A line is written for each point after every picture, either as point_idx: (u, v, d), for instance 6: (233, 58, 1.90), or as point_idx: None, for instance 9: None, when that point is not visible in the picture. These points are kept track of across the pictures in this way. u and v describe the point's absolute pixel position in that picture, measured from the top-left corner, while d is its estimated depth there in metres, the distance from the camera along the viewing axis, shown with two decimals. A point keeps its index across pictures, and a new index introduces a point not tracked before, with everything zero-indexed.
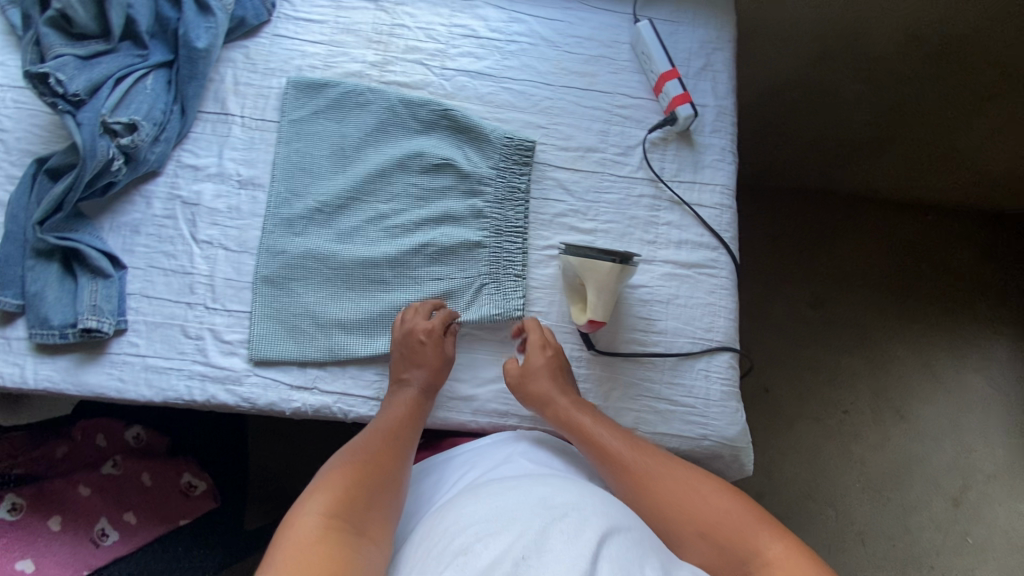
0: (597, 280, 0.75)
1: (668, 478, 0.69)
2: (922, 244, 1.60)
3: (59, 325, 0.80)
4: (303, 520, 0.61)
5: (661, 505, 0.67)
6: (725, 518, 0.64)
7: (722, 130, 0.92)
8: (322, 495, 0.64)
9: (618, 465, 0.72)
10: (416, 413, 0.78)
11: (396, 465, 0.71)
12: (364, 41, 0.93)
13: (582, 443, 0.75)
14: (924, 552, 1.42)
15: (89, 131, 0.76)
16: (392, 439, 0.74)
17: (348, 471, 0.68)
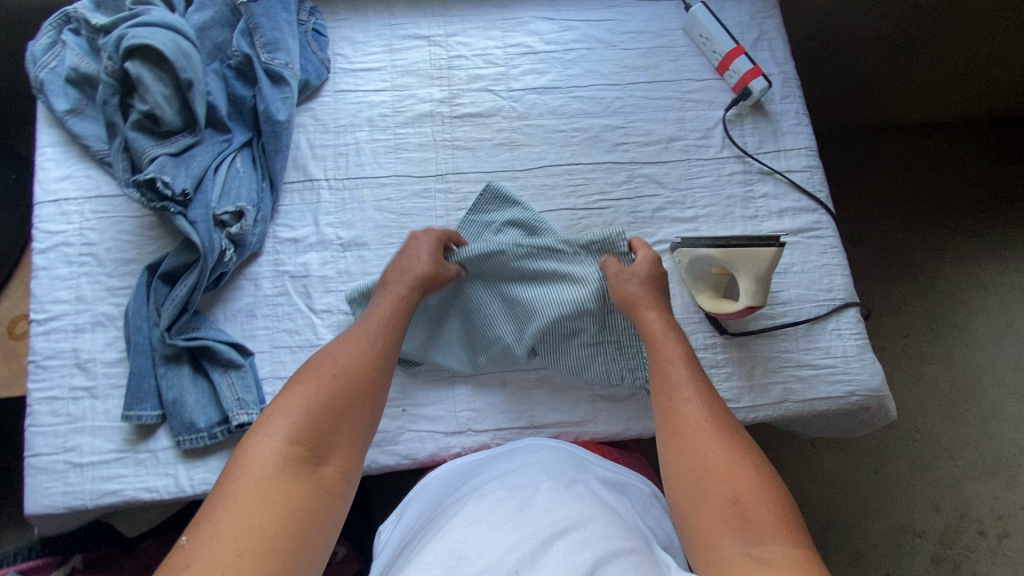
0: (753, 268, 0.76)
1: (719, 438, 0.65)
2: (942, 162, 1.67)
3: (206, 426, 0.79)
4: (269, 442, 0.60)
5: (698, 456, 0.64)
6: (757, 500, 0.59)
7: (791, 95, 0.94)
8: (286, 413, 0.63)
9: (675, 401, 0.69)
10: (400, 323, 0.75)
11: (370, 384, 0.68)
12: (427, 80, 0.93)
13: (656, 372, 0.73)
14: (1010, 452, 1.48)
15: (204, 228, 0.75)
16: (369, 356, 0.70)
17: (317, 386, 0.65)
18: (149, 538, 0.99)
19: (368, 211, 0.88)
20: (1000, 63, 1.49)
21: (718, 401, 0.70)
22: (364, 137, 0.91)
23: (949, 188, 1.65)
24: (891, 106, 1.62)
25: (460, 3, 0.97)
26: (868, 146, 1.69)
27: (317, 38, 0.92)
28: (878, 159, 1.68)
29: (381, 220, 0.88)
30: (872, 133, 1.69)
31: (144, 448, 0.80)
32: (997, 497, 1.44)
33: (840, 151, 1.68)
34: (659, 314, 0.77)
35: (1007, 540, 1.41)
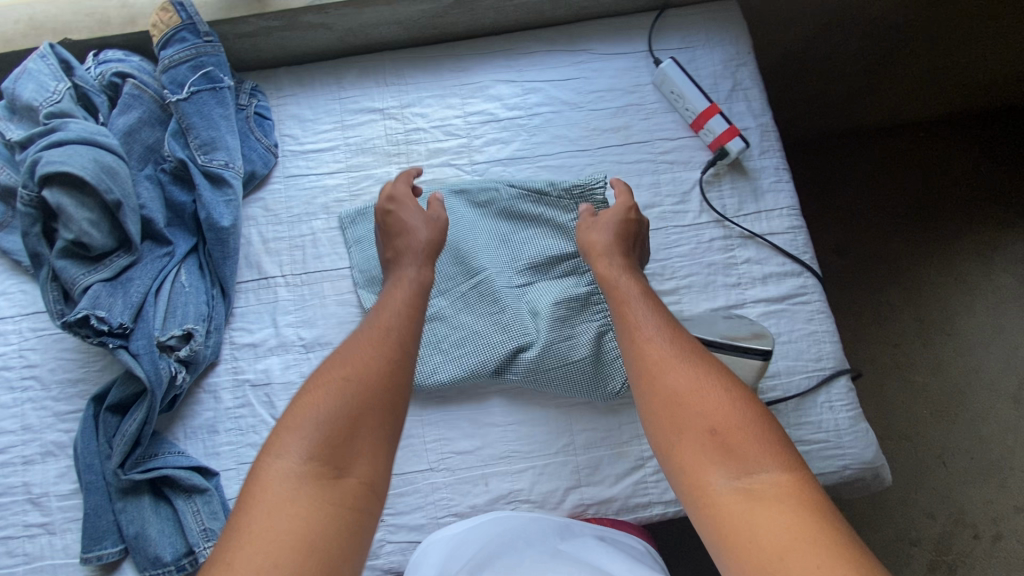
0: (739, 374, 0.73)
1: (686, 368, 0.60)
2: (923, 164, 1.63)
3: (173, 559, 0.74)
4: (279, 460, 0.53)
5: (668, 390, 0.59)
6: (737, 429, 0.55)
7: (770, 150, 0.89)
8: (300, 429, 0.55)
9: (640, 341, 0.64)
10: (414, 298, 0.69)
11: (387, 372, 0.60)
12: (383, 157, 0.87)
13: (618, 315, 0.69)
14: (1002, 458, 1.47)
15: (149, 358, 0.69)
16: (386, 348, 0.62)
17: (334, 395, 0.57)
18: None
19: (329, 307, 0.83)
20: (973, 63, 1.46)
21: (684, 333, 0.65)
22: (321, 226, 0.85)
23: (931, 190, 1.62)
24: (870, 109, 1.59)
25: (415, 68, 0.90)
26: (846, 151, 1.65)
27: (260, 122, 0.85)
28: (859, 163, 1.64)
29: (344, 316, 0.83)
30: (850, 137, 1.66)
31: None
32: (989, 500, 1.45)
33: (819, 159, 1.65)
34: (620, 258, 0.74)
35: (1000, 541, 1.42)
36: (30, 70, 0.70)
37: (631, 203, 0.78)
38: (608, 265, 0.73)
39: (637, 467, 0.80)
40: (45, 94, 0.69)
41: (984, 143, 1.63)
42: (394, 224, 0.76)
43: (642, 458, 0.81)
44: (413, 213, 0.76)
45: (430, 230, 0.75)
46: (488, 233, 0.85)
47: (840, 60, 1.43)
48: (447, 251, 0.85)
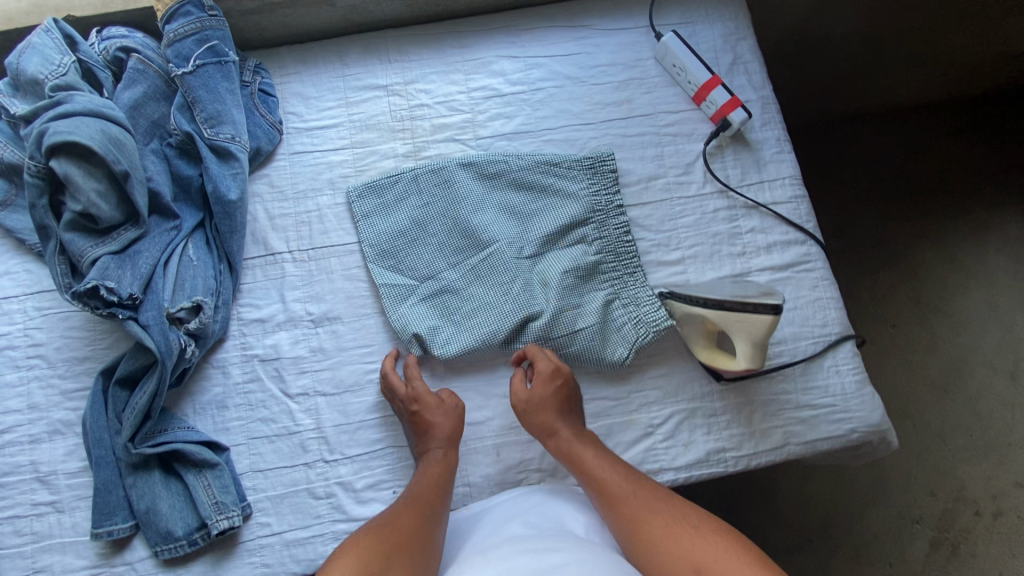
0: (750, 332, 0.71)
1: (666, 515, 0.66)
2: (915, 146, 1.65)
3: (185, 534, 0.74)
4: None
5: (654, 538, 0.65)
6: (722, 565, 0.60)
7: (771, 121, 0.90)
8: (350, 565, 0.59)
9: (620, 504, 0.68)
10: (445, 479, 0.73)
11: (423, 546, 0.65)
12: (388, 133, 0.87)
13: (586, 477, 0.72)
14: (1001, 434, 1.49)
15: (159, 329, 0.69)
16: (421, 512, 0.68)
17: (371, 552, 0.61)
18: None
19: (337, 282, 0.83)
20: (967, 43, 1.47)
21: (643, 477, 0.73)
22: (327, 202, 0.85)
23: (926, 172, 1.64)
24: (865, 93, 1.60)
25: (417, 45, 0.90)
26: (841, 135, 1.67)
27: (264, 99, 0.85)
28: (855, 147, 1.66)
29: (352, 291, 0.83)
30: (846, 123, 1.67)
31: (120, 561, 0.75)
32: (990, 477, 1.46)
33: (815, 143, 1.67)
34: (561, 415, 0.75)
35: (1001, 517, 1.44)
36: (35, 45, 0.70)
37: (554, 367, 0.77)
38: (546, 414, 0.75)
39: (646, 434, 0.81)
40: (51, 67, 0.69)
41: (977, 125, 1.65)
42: (421, 415, 0.75)
43: (651, 425, 0.82)
44: (437, 408, 0.76)
45: (454, 419, 0.76)
46: (497, 205, 0.85)
47: (835, 42, 1.44)
48: (454, 223, 0.84)
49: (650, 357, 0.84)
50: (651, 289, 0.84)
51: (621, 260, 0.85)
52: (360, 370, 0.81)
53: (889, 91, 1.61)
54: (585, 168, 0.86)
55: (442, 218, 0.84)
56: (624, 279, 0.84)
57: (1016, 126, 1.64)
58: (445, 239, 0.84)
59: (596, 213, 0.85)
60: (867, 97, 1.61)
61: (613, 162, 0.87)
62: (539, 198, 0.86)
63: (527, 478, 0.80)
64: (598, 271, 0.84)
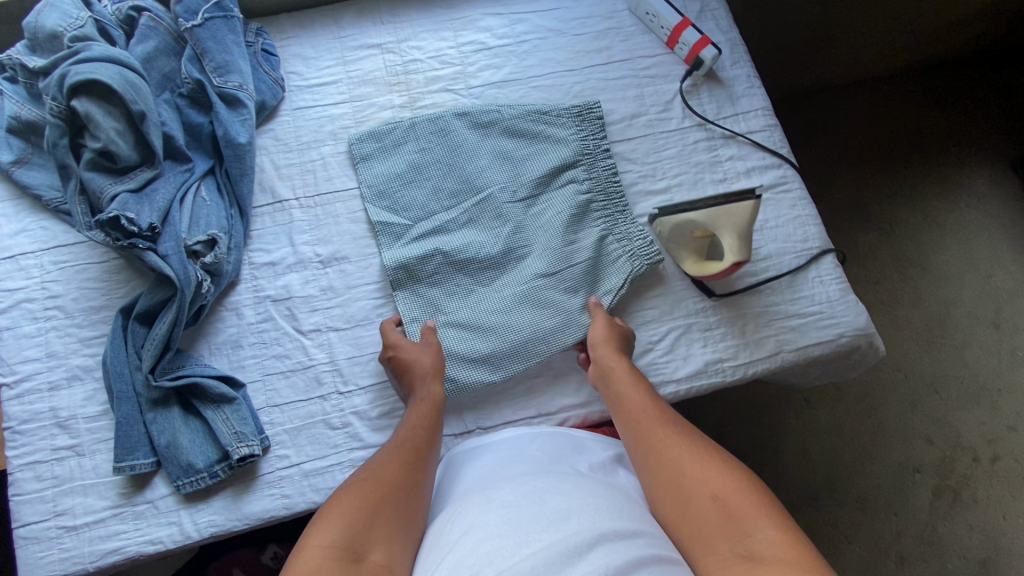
0: (737, 223, 0.78)
1: (687, 448, 0.68)
2: (880, 113, 1.75)
3: (205, 466, 0.75)
4: (311, 543, 0.57)
5: (673, 469, 0.66)
6: (736, 495, 0.62)
7: (741, 61, 0.97)
8: (333, 522, 0.59)
9: (645, 427, 0.71)
10: (429, 429, 0.73)
11: (406, 488, 0.65)
12: (384, 87, 0.92)
13: (619, 409, 0.75)
14: (989, 378, 1.54)
15: (178, 259, 0.72)
16: (398, 451, 0.69)
17: (354, 506, 0.61)
18: None
19: (343, 224, 0.87)
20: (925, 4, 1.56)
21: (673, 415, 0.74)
22: (330, 151, 0.89)
23: (894, 136, 1.73)
24: (832, 62, 1.68)
25: (408, 9, 0.97)
26: (812, 105, 1.75)
27: (267, 58, 0.90)
28: (826, 116, 1.75)
29: (357, 232, 0.87)
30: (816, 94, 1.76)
31: (141, 500, 0.76)
32: (984, 423, 1.51)
33: (788, 113, 1.75)
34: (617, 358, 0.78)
35: (1000, 461, 1.47)
36: (52, 2, 0.76)
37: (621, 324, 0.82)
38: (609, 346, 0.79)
39: (647, 349, 0.85)
40: (69, 21, 0.75)
41: (938, 90, 1.75)
42: (403, 354, 0.78)
43: (651, 342, 0.86)
44: (417, 346, 0.79)
45: (431, 360, 0.78)
46: (490, 149, 0.90)
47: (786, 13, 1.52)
48: (451, 167, 0.89)
49: (644, 282, 0.88)
50: (641, 226, 0.88)
51: (612, 199, 0.89)
52: (369, 304, 0.84)
53: (856, 59, 1.69)
54: (573, 115, 0.92)
55: (439, 163, 0.89)
56: (616, 217, 0.89)
57: (970, 90, 1.75)
58: (440, 183, 0.88)
59: (585, 156, 0.90)
60: (836, 65, 1.70)
61: (599, 109, 0.92)
62: (531, 145, 0.91)
63: (536, 399, 0.83)
64: (589, 211, 0.89)
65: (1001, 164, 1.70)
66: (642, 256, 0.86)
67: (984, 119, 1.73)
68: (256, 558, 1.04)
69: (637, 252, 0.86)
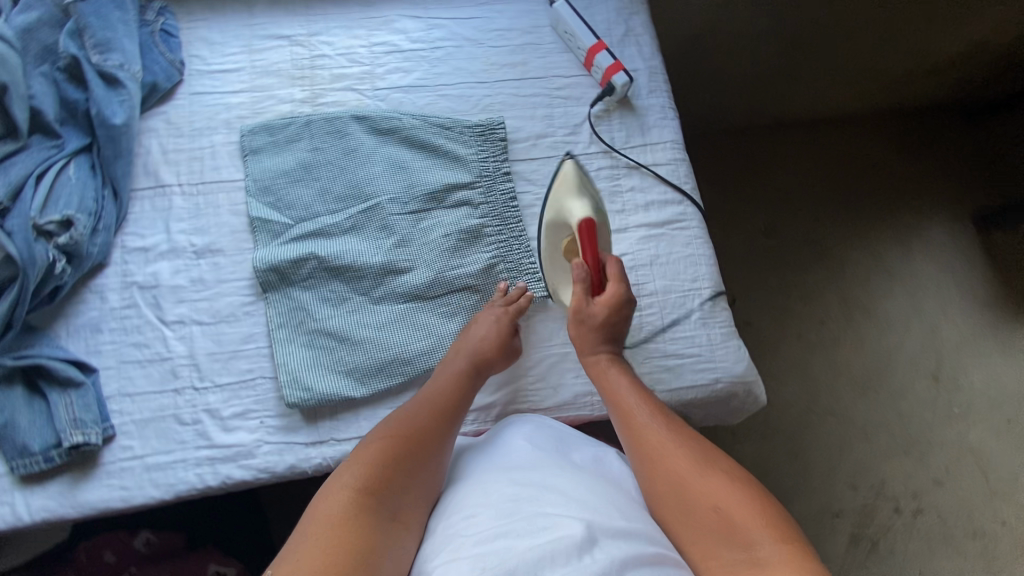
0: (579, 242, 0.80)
1: (686, 456, 0.65)
2: (843, 154, 1.72)
3: (41, 450, 0.74)
4: (333, 495, 0.61)
5: (671, 478, 0.64)
6: (738, 504, 0.60)
7: (658, 89, 0.95)
8: (358, 465, 0.64)
9: (641, 428, 0.70)
10: (464, 390, 0.75)
11: (440, 456, 0.68)
12: (288, 80, 0.91)
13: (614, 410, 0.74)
14: (920, 431, 1.51)
15: (23, 238, 0.71)
16: (446, 412, 0.71)
17: (385, 448, 0.65)
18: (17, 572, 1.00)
19: (224, 216, 0.85)
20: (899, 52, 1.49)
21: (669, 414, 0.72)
22: (221, 140, 0.87)
23: (853, 178, 1.71)
24: (799, 98, 1.64)
25: (325, 2, 0.95)
26: (774, 140, 1.73)
27: (166, 39, 0.88)
28: (786, 152, 1.72)
29: (237, 225, 0.85)
30: (779, 129, 1.74)
31: None
32: (910, 476, 1.48)
33: (750, 144, 1.71)
34: (603, 330, 0.79)
35: (921, 516, 1.45)
36: None
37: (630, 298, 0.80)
38: (610, 332, 0.79)
39: (517, 376, 0.84)
40: None
41: (904, 137, 1.73)
42: (467, 328, 0.80)
43: (523, 368, 0.84)
44: (476, 321, 0.80)
45: (496, 337, 0.78)
46: (387, 156, 0.88)
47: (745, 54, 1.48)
48: (343, 171, 0.87)
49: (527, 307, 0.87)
50: (530, 253, 0.87)
51: (506, 223, 0.88)
52: (238, 301, 0.83)
53: (824, 97, 1.65)
54: (475, 134, 0.90)
55: (331, 165, 0.87)
56: (509, 242, 0.87)
57: (936, 138, 1.72)
58: (328, 184, 0.87)
59: (482, 178, 0.89)
60: (803, 101, 1.65)
61: (503, 130, 0.91)
62: (430, 158, 0.89)
63: None
64: (481, 233, 0.87)
65: (960, 216, 1.67)
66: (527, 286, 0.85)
67: (948, 169, 1.70)
68: (127, 543, 1.04)
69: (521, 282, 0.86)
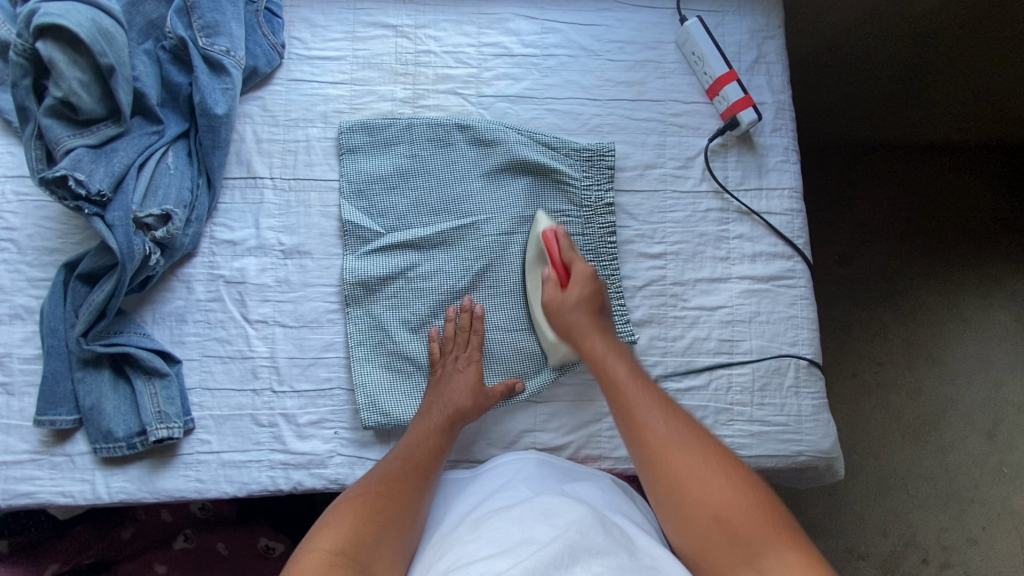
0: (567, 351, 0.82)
1: (693, 458, 0.65)
2: (943, 185, 1.53)
3: (124, 436, 0.75)
4: (308, 556, 0.59)
5: (679, 488, 0.64)
6: (744, 516, 0.60)
7: (783, 128, 0.87)
8: (331, 530, 0.62)
9: (638, 422, 0.69)
10: (439, 442, 0.74)
11: (411, 514, 0.67)
12: (389, 75, 0.85)
13: (615, 400, 0.72)
14: (964, 487, 1.41)
15: (123, 231, 0.69)
16: (417, 470, 0.71)
17: (359, 511, 0.64)
18: (80, 524, 1.03)
19: (314, 216, 0.82)
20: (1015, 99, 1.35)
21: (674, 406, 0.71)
22: (317, 134, 0.84)
23: (946, 214, 1.52)
24: (907, 123, 1.46)
25: None
26: (863, 164, 1.54)
27: (269, 19, 0.83)
28: (877, 180, 1.54)
29: (327, 228, 0.82)
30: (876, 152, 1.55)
31: (60, 452, 0.76)
32: (944, 528, 1.38)
33: (837, 166, 1.54)
34: (587, 316, 0.77)
35: (947, 569, 1.36)
36: None
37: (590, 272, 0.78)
38: (580, 314, 0.77)
39: (594, 420, 0.82)
40: None
41: (1017, 175, 1.52)
42: (445, 379, 0.78)
43: (600, 413, 0.82)
44: (456, 373, 0.78)
45: (475, 395, 0.77)
46: (486, 173, 0.84)
47: (864, 76, 1.34)
48: (440, 186, 0.84)
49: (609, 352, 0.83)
50: (621, 295, 0.83)
51: (599, 260, 0.84)
52: (322, 307, 0.81)
53: (935, 128, 1.47)
54: (582, 158, 0.84)
55: (427, 175, 0.84)
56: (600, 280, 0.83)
57: None
58: (422, 197, 0.84)
59: (583, 208, 0.84)
60: (909, 127, 1.47)
61: (612, 157, 0.84)
62: (529, 180, 0.84)
63: (470, 442, 0.81)
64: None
65: None
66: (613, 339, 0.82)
67: None
68: (184, 506, 1.09)
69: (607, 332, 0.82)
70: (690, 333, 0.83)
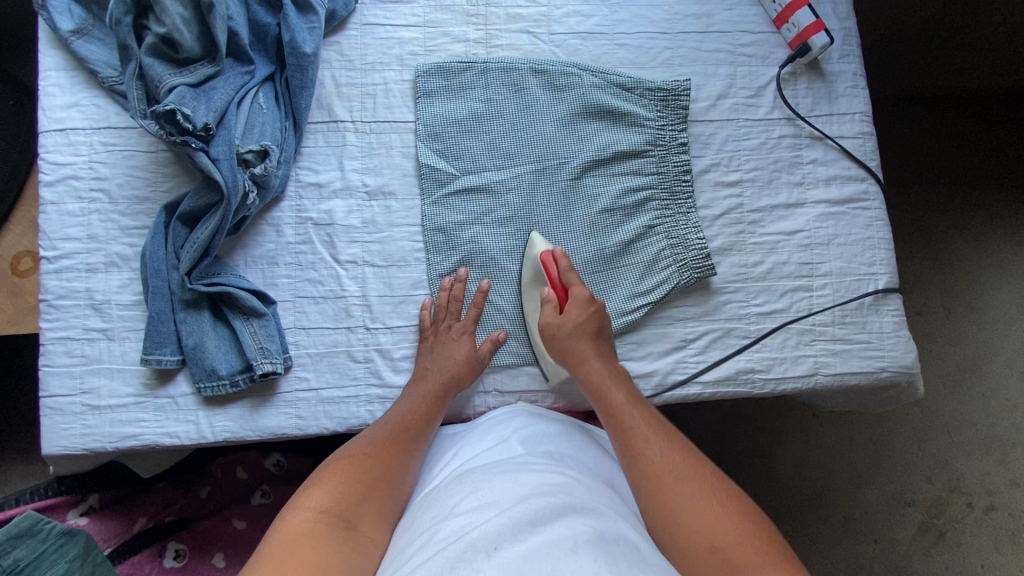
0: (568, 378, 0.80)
1: (686, 478, 0.62)
2: (987, 133, 1.49)
3: (228, 374, 0.77)
4: (294, 515, 0.58)
5: (668, 503, 0.60)
6: (728, 534, 0.56)
7: (850, 54, 0.88)
8: (320, 489, 0.61)
9: (634, 439, 0.66)
10: (429, 412, 0.73)
11: (402, 476, 0.66)
12: (462, 17, 0.87)
13: (612, 432, 0.68)
14: (1008, 432, 1.40)
15: (228, 166, 0.71)
16: (408, 435, 0.70)
17: (347, 477, 0.63)
18: (163, 482, 1.05)
19: (396, 157, 0.84)
20: None
21: (673, 433, 0.68)
22: (394, 77, 0.85)
23: (989, 162, 1.48)
24: (962, 71, 1.42)
25: None
26: (908, 117, 1.49)
27: None
28: (929, 131, 1.49)
29: (409, 169, 0.84)
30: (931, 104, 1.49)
31: (163, 394, 0.78)
32: (989, 472, 1.38)
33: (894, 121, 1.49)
34: (588, 342, 0.75)
35: (993, 512, 1.36)
36: None
37: (589, 295, 0.78)
38: (581, 344, 0.75)
39: (678, 347, 0.82)
40: None
41: None
42: (440, 347, 0.78)
43: (685, 339, 0.82)
44: (450, 340, 0.78)
45: (469, 361, 0.78)
46: (562, 110, 0.85)
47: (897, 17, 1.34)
48: (516, 124, 0.85)
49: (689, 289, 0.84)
50: (700, 229, 0.84)
51: (676, 197, 0.85)
52: (409, 246, 0.83)
53: (989, 74, 1.43)
54: (656, 97, 0.85)
55: (502, 115, 0.85)
56: (675, 216, 0.84)
57: None
58: (497, 138, 0.85)
59: (657, 146, 0.85)
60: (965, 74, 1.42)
61: (687, 96, 0.85)
62: (604, 115, 0.85)
63: (556, 375, 0.83)
64: (646, 201, 0.84)
65: None
66: (693, 279, 0.82)
67: None
68: (259, 463, 1.08)
69: (688, 275, 0.82)
70: (770, 258, 0.84)
